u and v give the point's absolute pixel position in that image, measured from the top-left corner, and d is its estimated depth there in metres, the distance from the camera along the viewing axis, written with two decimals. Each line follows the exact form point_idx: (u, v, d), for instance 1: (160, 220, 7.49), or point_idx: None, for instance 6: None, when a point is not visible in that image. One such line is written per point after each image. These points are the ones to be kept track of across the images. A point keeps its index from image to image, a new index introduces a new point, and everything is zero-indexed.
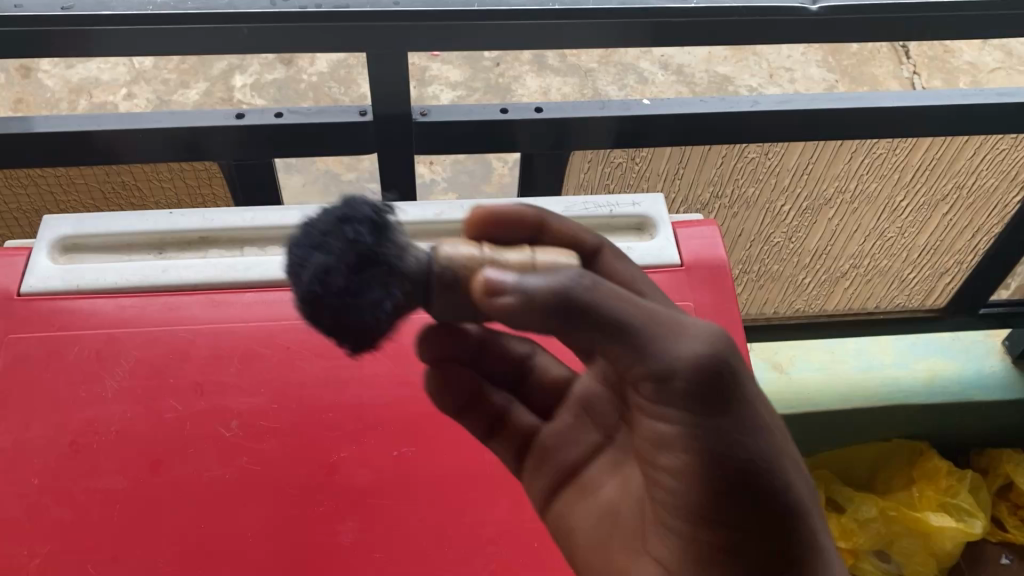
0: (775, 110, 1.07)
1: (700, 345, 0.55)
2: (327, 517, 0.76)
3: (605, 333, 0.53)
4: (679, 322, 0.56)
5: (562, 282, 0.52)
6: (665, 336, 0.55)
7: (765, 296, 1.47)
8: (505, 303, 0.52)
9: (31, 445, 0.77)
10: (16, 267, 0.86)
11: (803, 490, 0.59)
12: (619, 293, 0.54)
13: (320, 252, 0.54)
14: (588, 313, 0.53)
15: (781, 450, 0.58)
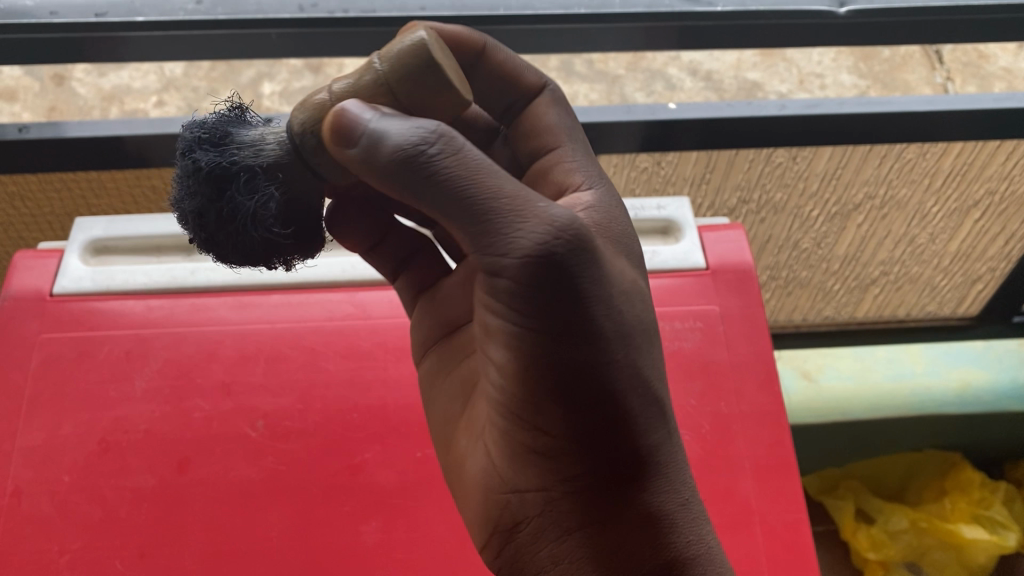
0: (801, 115, 1.07)
1: (537, 238, 0.51)
2: (351, 517, 0.77)
3: (442, 206, 0.51)
4: (528, 204, 0.51)
5: (400, 145, 0.50)
6: (506, 222, 0.51)
7: (794, 302, 1.48)
8: (348, 156, 0.53)
9: (62, 443, 0.78)
10: (48, 269, 0.87)
11: (635, 399, 0.59)
12: (480, 161, 0.51)
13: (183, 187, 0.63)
14: (425, 182, 0.50)
15: (626, 351, 0.58)
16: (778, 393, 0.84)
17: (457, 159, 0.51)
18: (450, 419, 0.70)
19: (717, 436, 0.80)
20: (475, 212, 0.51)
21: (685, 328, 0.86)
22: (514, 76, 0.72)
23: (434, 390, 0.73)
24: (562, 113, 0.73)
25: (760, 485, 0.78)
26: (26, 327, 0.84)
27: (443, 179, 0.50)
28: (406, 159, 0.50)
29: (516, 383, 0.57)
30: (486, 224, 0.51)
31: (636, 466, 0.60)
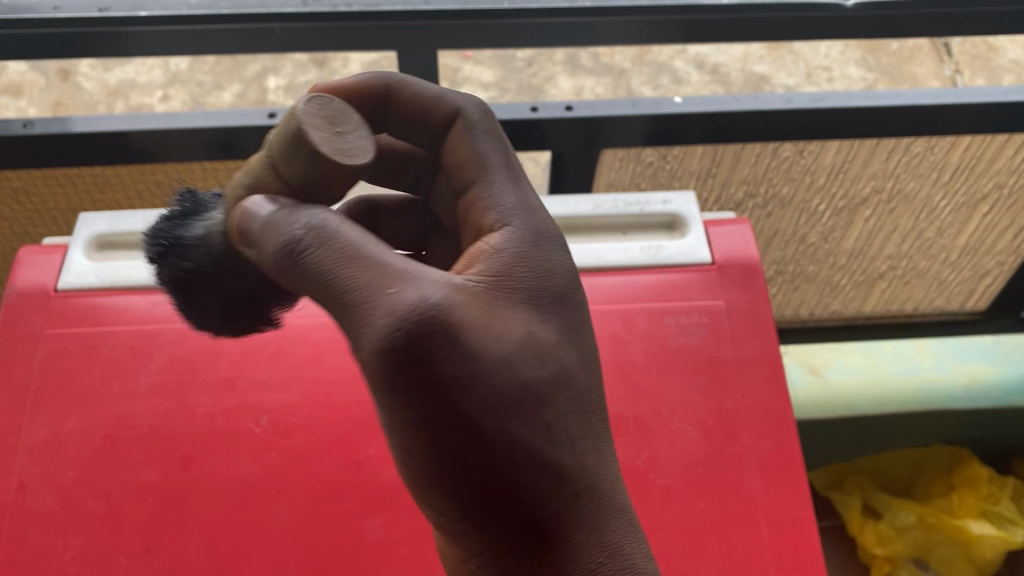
0: (808, 108, 1.07)
1: (375, 330, 0.48)
2: (355, 513, 0.76)
3: (318, 300, 0.52)
4: (374, 295, 0.49)
5: (276, 245, 0.53)
6: (357, 314, 0.50)
7: (801, 297, 1.48)
8: (253, 261, 0.56)
9: (67, 438, 0.78)
10: (53, 264, 0.87)
11: (522, 482, 0.52)
12: (344, 253, 0.51)
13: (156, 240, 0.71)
14: (300, 279, 0.52)
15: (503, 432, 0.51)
16: (785, 389, 0.83)
17: (319, 254, 0.51)
18: None
19: (723, 432, 0.80)
20: (339, 302, 0.50)
21: (690, 324, 0.85)
22: (427, 106, 0.66)
23: None
24: (482, 138, 0.63)
25: (766, 482, 0.78)
26: (31, 323, 0.84)
27: (308, 270, 0.51)
28: (287, 256, 0.52)
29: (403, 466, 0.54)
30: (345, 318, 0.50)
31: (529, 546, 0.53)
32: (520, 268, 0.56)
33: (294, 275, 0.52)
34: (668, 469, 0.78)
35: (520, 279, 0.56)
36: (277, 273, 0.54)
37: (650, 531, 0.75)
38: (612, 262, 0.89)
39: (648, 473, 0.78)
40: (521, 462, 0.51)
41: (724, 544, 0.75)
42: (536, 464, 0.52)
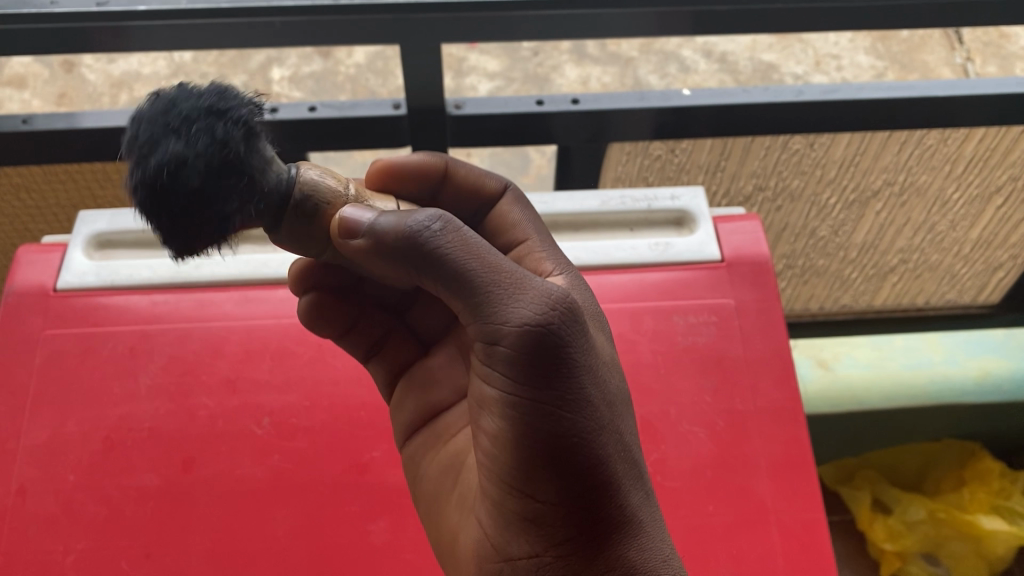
0: (819, 100, 1.05)
1: (537, 306, 0.51)
2: (359, 516, 0.75)
3: (450, 283, 0.52)
4: (523, 278, 0.52)
5: (413, 226, 0.52)
6: (510, 292, 0.51)
7: (811, 291, 1.46)
8: (359, 243, 0.53)
9: (67, 441, 0.77)
10: (52, 264, 0.86)
11: (623, 466, 0.55)
12: (481, 242, 0.53)
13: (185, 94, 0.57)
14: (433, 260, 0.52)
15: (612, 424, 0.55)
16: (796, 389, 0.81)
17: (461, 241, 0.52)
18: (437, 498, 0.66)
19: (732, 434, 0.78)
20: (485, 283, 0.51)
21: (699, 323, 0.84)
22: (475, 185, 0.74)
23: (422, 469, 0.69)
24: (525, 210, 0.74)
25: (777, 485, 0.76)
26: (30, 323, 0.82)
27: (449, 254, 0.52)
28: (425, 237, 0.52)
29: (509, 447, 0.53)
30: (486, 298, 0.51)
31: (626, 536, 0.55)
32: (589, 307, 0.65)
33: (431, 254, 0.52)
34: (677, 471, 0.77)
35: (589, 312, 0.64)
36: (398, 253, 0.52)
37: None
38: (619, 259, 0.87)
39: (656, 475, 0.76)
40: (623, 455, 0.55)
41: (733, 548, 0.74)
42: (630, 460, 0.56)
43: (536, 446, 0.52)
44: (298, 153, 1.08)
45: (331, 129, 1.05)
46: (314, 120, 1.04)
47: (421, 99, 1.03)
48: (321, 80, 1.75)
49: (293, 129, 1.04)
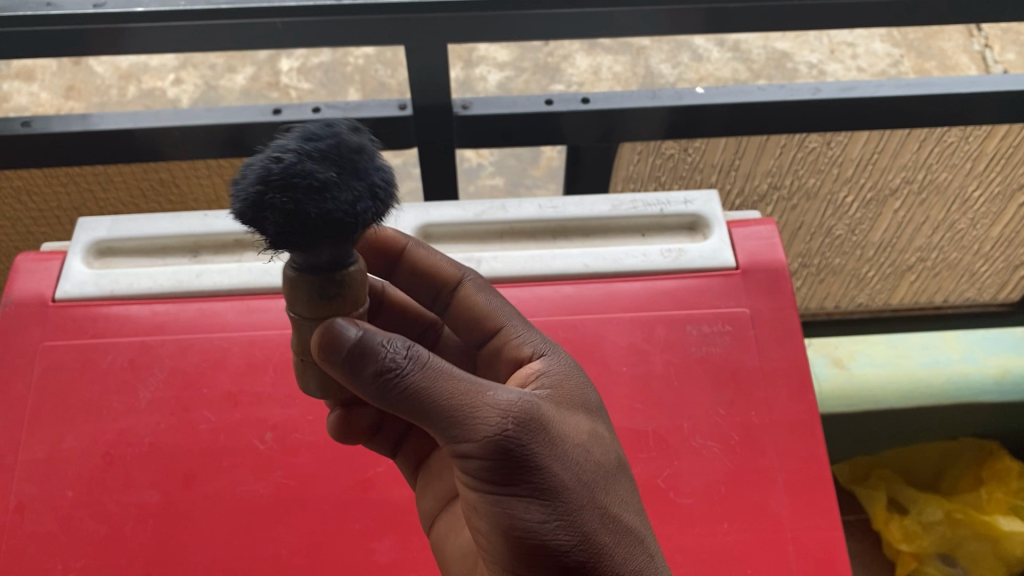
0: (837, 98, 1.02)
1: (494, 419, 0.53)
2: (363, 534, 0.73)
3: (416, 411, 0.53)
4: (478, 391, 0.54)
5: (374, 359, 0.52)
6: (469, 410, 0.53)
7: (826, 290, 1.43)
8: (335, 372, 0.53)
9: (65, 456, 0.75)
10: (50, 273, 0.84)
11: (610, 536, 0.56)
12: (441, 366, 0.54)
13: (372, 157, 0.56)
14: (396, 393, 0.53)
15: (593, 504, 0.56)
16: (814, 402, 0.79)
17: (422, 370, 0.53)
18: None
19: (747, 449, 0.76)
20: (447, 406, 0.53)
21: (713, 333, 0.81)
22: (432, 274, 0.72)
23: (449, 552, 0.67)
24: (492, 296, 0.70)
25: (793, 501, 0.74)
26: (27, 334, 0.81)
27: (409, 387, 0.52)
28: (389, 373, 0.52)
29: (499, 539, 0.56)
30: (446, 424, 0.53)
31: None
32: (572, 381, 0.63)
33: (395, 387, 0.52)
34: (690, 488, 0.74)
35: (572, 389, 0.62)
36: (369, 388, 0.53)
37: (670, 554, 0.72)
38: (630, 267, 0.85)
39: (669, 492, 0.74)
40: (611, 530, 0.56)
41: (748, 568, 0.71)
42: (622, 529, 0.57)
43: (520, 536, 0.55)
44: None
45: None
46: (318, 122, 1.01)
47: (427, 99, 1.00)
48: (328, 70, 2.29)
49: None
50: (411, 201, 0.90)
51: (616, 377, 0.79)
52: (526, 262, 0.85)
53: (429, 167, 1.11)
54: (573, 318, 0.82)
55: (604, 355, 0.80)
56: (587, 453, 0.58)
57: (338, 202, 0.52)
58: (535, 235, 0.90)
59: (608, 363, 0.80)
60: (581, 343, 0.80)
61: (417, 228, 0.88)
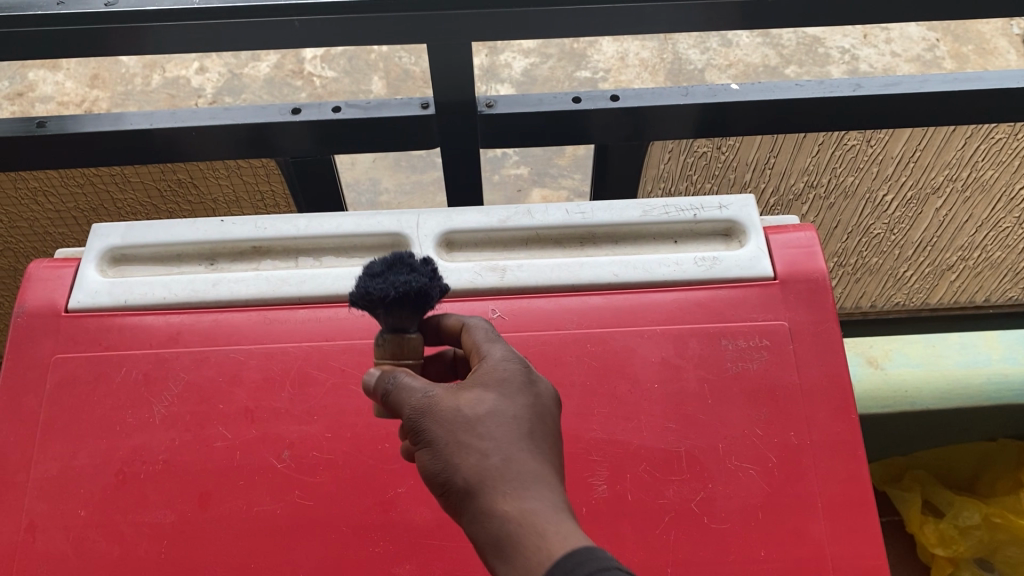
0: (879, 95, 0.97)
1: (391, 395, 0.56)
2: (384, 558, 0.71)
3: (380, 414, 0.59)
4: (386, 376, 0.57)
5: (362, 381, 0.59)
6: (381, 394, 0.57)
7: (862, 290, 1.38)
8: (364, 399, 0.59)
9: (78, 474, 0.73)
10: (63, 281, 0.82)
11: (481, 473, 0.51)
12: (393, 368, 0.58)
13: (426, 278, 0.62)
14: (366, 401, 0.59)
15: (458, 448, 0.53)
16: (856, 422, 0.75)
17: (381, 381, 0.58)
18: None
19: (786, 471, 0.72)
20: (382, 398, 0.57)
21: (750, 347, 0.77)
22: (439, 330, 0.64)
23: None
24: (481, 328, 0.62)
25: (834, 528, 0.71)
26: (39, 346, 0.79)
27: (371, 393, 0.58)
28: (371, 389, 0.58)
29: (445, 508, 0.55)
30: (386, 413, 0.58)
31: (502, 542, 0.50)
32: (499, 366, 0.57)
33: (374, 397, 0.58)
34: (725, 513, 0.71)
35: (501, 370, 0.57)
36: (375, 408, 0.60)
37: None
38: (662, 276, 0.81)
39: (702, 517, 0.71)
40: (476, 470, 0.52)
41: None
42: (496, 470, 0.52)
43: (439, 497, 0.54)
44: (322, 155, 1.04)
45: (356, 130, 0.99)
46: (338, 121, 0.98)
47: (450, 96, 0.97)
48: (363, 65, 2.47)
49: (317, 130, 0.99)
50: (432, 206, 0.87)
51: (647, 394, 0.76)
52: (553, 271, 0.82)
53: (452, 166, 1.08)
54: (602, 331, 0.79)
55: (635, 371, 0.77)
56: (475, 405, 0.54)
57: (380, 285, 0.60)
58: (562, 241, 0.86)
59: (639, 379, 0.76)
60: (611, 358, 0.77)
61: (440, 235, 0.85)
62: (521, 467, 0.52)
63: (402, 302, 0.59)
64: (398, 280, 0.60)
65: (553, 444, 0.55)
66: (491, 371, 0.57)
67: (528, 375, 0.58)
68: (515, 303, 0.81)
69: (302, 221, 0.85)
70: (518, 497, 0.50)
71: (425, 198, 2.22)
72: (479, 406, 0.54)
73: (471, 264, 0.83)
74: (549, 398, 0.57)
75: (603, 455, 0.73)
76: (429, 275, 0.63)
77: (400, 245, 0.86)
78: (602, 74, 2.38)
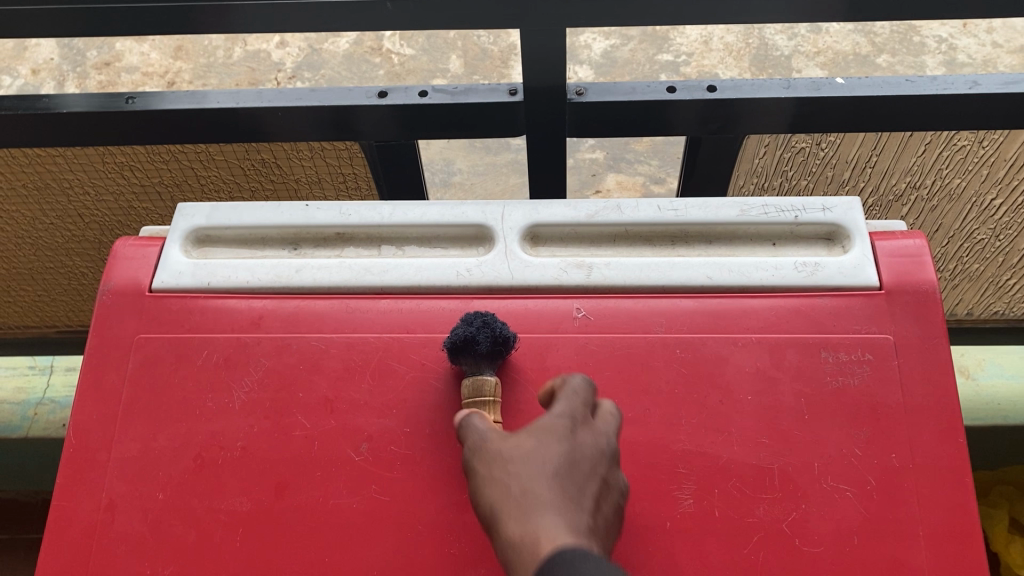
0: (999, 93, 0.91)
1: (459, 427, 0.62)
2: (458, 562, 0.68)
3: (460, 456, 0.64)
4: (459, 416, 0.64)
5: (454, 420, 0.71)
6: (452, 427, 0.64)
7: (960, 296, 1.30)
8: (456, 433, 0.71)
9: (158, 456, 0.73)
10: (149, 260, 0.82)
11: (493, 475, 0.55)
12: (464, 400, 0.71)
13: (482, 328, 0.72)
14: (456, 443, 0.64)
15: (483, 454, 0.57)
16: (964, 446, 0.70)
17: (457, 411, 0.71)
18: None
19: (886, 495, 0.68)
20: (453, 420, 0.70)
21: (851, 361, 0.73)
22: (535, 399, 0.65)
23: None
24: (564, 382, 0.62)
25: (936, 559, 0.67)
26: (123, 325, 0.79)
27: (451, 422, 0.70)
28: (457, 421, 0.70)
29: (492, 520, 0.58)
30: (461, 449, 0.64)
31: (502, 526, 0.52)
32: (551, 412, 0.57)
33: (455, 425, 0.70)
34: (820, 536, 0.67)
35: (547, 420, 0.56)
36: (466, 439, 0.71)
37: None
38: (759, 281, 0.77)
39: (795, 539, 0.67)
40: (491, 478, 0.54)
41: None
42: (510, 489, 0.52)
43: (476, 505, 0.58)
44: (406, 140, 1.02)
45: (442, 115, 0.97)
46: (424, 107, 0.95)
47: (540, 82, 0.93)
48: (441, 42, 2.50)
49: (401, 115, 0.97)
50: (519, 198, 0.84)
51: (739, 406, 0.72)
52: (642, 271, 0.78)
53: (538, 154, 1.04)
54: (693, 337, 0.75)
55: (728, 381, 0.73)
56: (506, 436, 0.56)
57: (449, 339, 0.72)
58: (653, 240, 0.82)
59: (731, 390, 0.73)
60: (704, 366, 0.74)
61: (525, 228, 0.82)
62: (535, 495, 0.51)
63: (459, 348, 0.71)
64: (459, 331, 0.72)
65: (587, 487, 0.52)
66: (539, 423, 0.56)
67: (575, 426, 0.56)
68: (603, 303, 0.77)
69: (386, 208, 0.83)
70: (527, 519, 0.49)
71: (499, 180, 2.21)
72: (513, 443, 0.55)
73: (557, 260, 0.80)
74: (596, 446, 0.55)
75: (690, 468, 0.70)
76: (485, 327, 0.72)
77: (484, 237, 0.83)
78: (685, 58, 2.33)
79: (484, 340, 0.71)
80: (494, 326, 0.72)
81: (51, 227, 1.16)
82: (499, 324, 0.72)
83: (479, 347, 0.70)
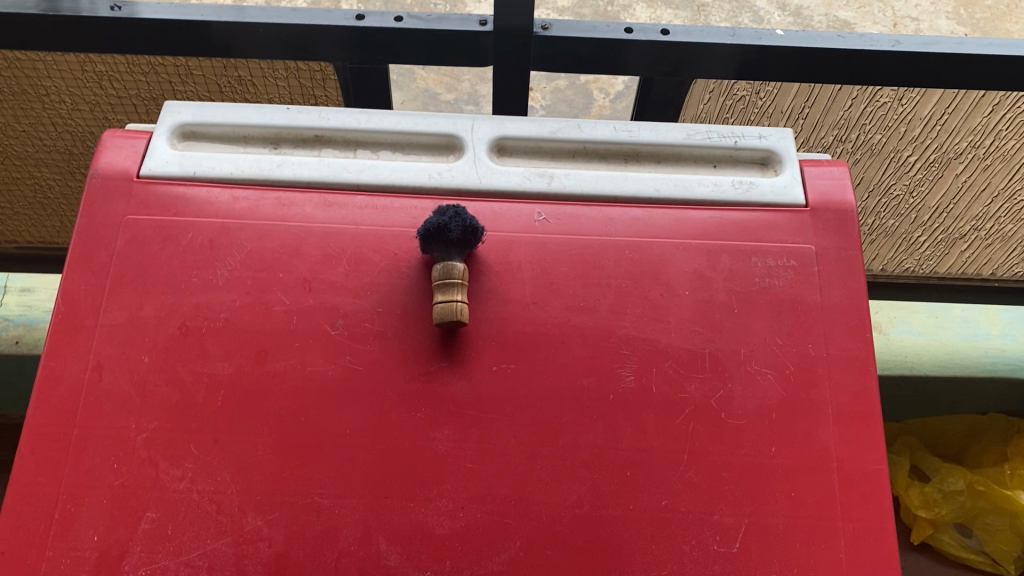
0: (916, 51, 1.02)
1: None
2: (424, 423, 0.75)
3: None
4: None
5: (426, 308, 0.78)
6: None
7: (876, 251, 1.42)
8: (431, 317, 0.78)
9: (144, 323, 0.79)
10: (136, 149, 0.87)
11: None
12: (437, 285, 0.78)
13: (453, 218, 0.79)
14: None
15: None
16: (870, 341, 0.80)
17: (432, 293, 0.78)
18: None
19: (801, 378, 0.78)
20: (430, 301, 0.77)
21: (777, 266, 0.83)
22: None
23: None
24: None
25: (841, 432, 0.77)
26: (111, 207, 0.84)
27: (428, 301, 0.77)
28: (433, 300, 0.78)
29: None
30: None
31: None
32: None
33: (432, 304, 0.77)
34: (742, 411, 0.77)
35: None
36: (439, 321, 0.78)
37: (717, 470, 0.75)
38: (700, 195, 0.86)
39: (721, 412, 0.77)
40: None
41: (792, 490, 0.74)
42: None
43: None
44: (378, 64, 1.08)
45: (414, 41, 1.04)
46: (399, 31, 1.02)
47: (509, 18, 1.01)
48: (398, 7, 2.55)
49: (376, 38, 1.03)
50: (486, 113, 0.92)
51: (678, 299, 0.81)
52: (597, 183, 0.86)
53: (502, 87, 1.12)
54: (640, 240, 0.84)
55: (670, 279, 0.82)
56: None
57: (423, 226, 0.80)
58: (607, 156, 0.91)
59: (672, 286, 0.82)
60: (650, 266, 0.82)
61: (492, 140, 0.90)
62: None
63: (433, 234, 0.79)
64: (433, 220, 0.79)
65: None
66: None
67: None
68: (562, 208, 0.85)
69: (364, 116, 0.90)
70: None
71: None
72: None
73: (520, 169, 0.88)
74: None
75: (633, 349, 0.79)
76: (455, 217, 0.79)
77: (454, 146, 0.91)
78: None
79: (458, 226, 0.78)
80: (463, 217, 0.80)
81: (23, 134, 1.20)
82: (467, 213, 0.80)
83: (451, 232, 0.78)
